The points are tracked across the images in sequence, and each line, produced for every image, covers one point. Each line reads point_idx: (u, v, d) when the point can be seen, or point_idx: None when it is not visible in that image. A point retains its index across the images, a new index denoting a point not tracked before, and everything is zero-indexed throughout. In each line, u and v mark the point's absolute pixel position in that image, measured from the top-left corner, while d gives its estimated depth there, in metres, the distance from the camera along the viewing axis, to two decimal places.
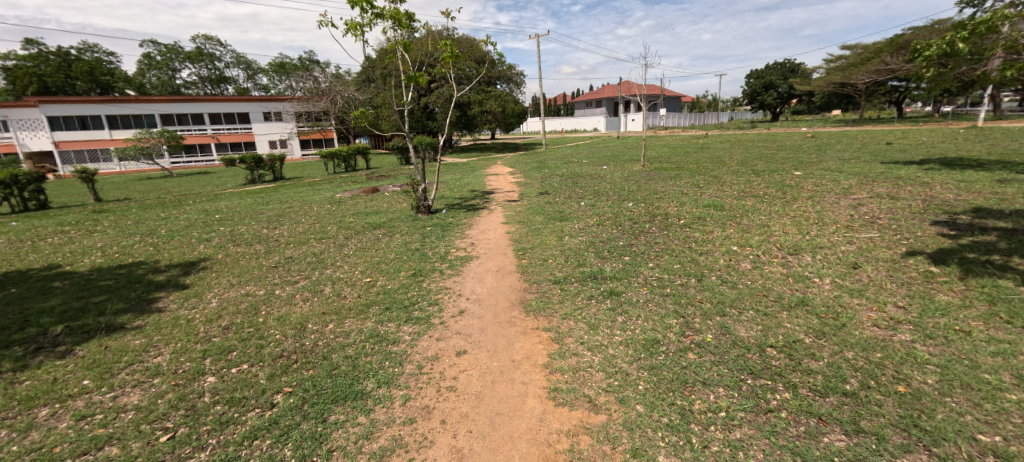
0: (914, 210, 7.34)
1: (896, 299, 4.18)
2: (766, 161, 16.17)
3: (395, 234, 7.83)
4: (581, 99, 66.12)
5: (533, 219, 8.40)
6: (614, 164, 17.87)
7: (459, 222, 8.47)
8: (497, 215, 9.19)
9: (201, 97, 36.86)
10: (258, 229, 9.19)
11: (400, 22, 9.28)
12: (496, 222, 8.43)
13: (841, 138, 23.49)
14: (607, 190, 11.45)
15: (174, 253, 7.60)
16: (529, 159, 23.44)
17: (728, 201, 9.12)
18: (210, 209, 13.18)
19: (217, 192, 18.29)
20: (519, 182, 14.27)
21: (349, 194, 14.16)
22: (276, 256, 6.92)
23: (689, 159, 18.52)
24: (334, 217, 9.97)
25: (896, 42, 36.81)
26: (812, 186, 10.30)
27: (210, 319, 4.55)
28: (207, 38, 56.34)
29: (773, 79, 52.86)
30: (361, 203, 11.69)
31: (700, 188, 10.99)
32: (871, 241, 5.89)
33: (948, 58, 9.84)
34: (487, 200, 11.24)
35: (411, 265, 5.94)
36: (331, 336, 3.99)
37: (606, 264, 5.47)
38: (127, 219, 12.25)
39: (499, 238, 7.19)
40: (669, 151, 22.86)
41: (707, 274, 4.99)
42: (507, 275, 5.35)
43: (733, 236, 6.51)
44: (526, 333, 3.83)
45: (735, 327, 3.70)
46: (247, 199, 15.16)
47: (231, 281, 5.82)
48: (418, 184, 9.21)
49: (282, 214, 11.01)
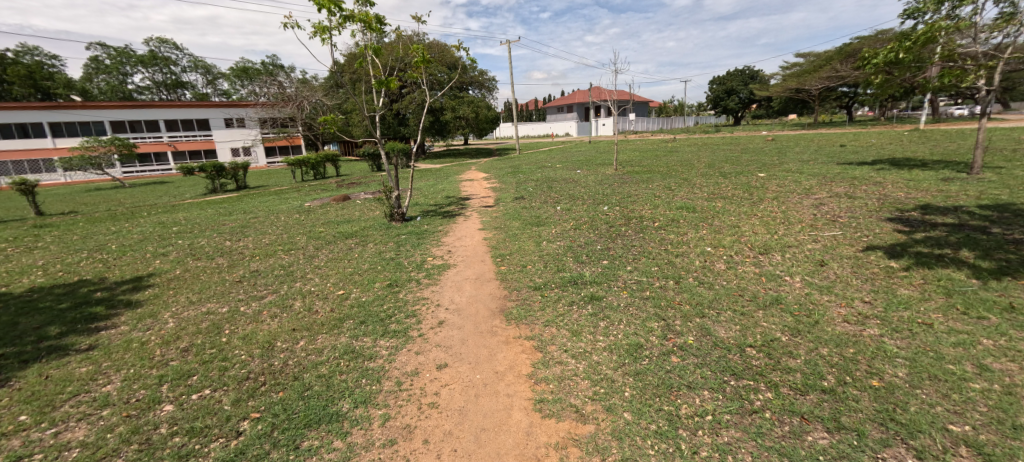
0: (870, 208, 7.76)
1: (862, 294, 4.34)
2: (732, 163, 16.77)
3: (368, 243, 7.62)
4: (553, 105, 67.11)
5: (510, 225, 8.34)
6: (588, 168, 18.11)
7: (434, 229, 8.31)
8: (473, 221, 9.08)
9: (155, 103, 35.21)
10: (221, 242, 8.74)
11: (371, 25, 9.08)
12: (473, 229, 8.31)
13: (800, 141, 24.76)
14: (582, 193, 11.54)
15: (126, 270, 7.11)
16: (503, 164, 23.48)
17: (699, 202, 9.38)
18: (166, 222, 12.47)
19: (174, 203, 17.34)
20: (494, 187, 14.27)
21: (317, 202, 13.71)
22: (241, 270, 6.58)
23: (660, 162, 18.99)
24: (303, 226, 9.62)
25: (844, 51, 39.47)
26: (776, 187, 10.74)
27: (167, 341, 4.23)
28: (160, 42, 53.88)
29: (734, 85, 55.41)
30: (331, 212, 11.31)
31: (672, 190, 11.27)
32: (835, 238, 6.14)
33: (892, 67, 10.54)
34: (462, 205, 11.13)
35: (386, 275, 5.76)
36: (302, 354, 3.77)
37: (585, 269, 5.45)
38: (73, 234, 11.39)
39: (477, 244, 7.12)
40: (640, 155, 23.46)
41: (684, 275, 5.05)
42: (486, 283, 5.25)
43: (706, 237, 6.67)
44: (508, 342, 3.74)
45: (715, 328, 3.74)
46: (208, 210, 14.42)
47: (190, 298, 5.45)
48: (392, 191, 9.01)
49: (247, 225, 10.51)
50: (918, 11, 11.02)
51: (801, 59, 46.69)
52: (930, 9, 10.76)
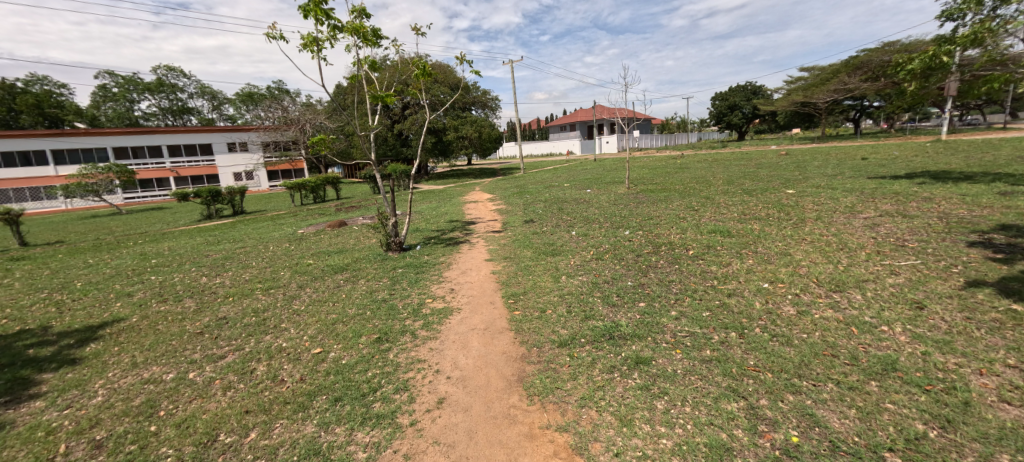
0: (939, 231, 6.72)
1: (1000, 354, 3.26)
2: (751, 179, 15.85)
3: (359, 279, 6.64)
4: (556, 124, 67.19)
5: (522, 254, 7.38)
6: (598, 187, 17.30)
7: (435, 261, 7.34)
8: (479, 250, 8.12)
9: (158, 128, 35.20)
10: (197, 278, 7.81)
11: (369, 39, 8.35)
12: (478, 260, 7.34)
13: (816, 154, 23.90)
14: (598, 215, 10.61)
15: (79, 316, 6.15)
16: (508, 185, 22.74)
17: (732, 224, 8.37)
18: (149, 253, 11.64)
19: (164, 231, 16.59)
20: (501, 210, 13.38)
21: (312, 229, 12.91)
22: (206, 317, 5.59)
23: (673, 180, 18.14)
24: (291, 258, 8.68)
25: (851, 63, 39.18)
26: (813, 205, 9.74)
27: (81, 430, 3.22)
28: (167, 68, 54.62)
29: (737, 101, 55.16)
30: (325, 240, 10.43)
31: (695, 210, 10.31)
32: (918, 270, 5.08)
33: (929, 72, 9.71)
34: (467, 231, 10.20)
35: (375, 324, 4.74)
36: (252, 456, 2.75)
37: (619, 315, 4.41)
38: (46, 268, 10.56)
39: (485, 279, 6.14)
40: (650, 171, 22.64)
41: (749, 325, 3.98)
42: (497, 337, 4.21)
43: (756, 269, 5.63)
44: (534, 438, 2.71)
45: (821, 415, 2.68)
46: (197, 238, 13.61)
47: (135, 359, 4.45)
48: (388, 218, 8.10)
49: (232, 256, 9.62)
50: (956, 12, 10.18)
51: (806, 73, 46.42)
52: (970, 10, 9.91)
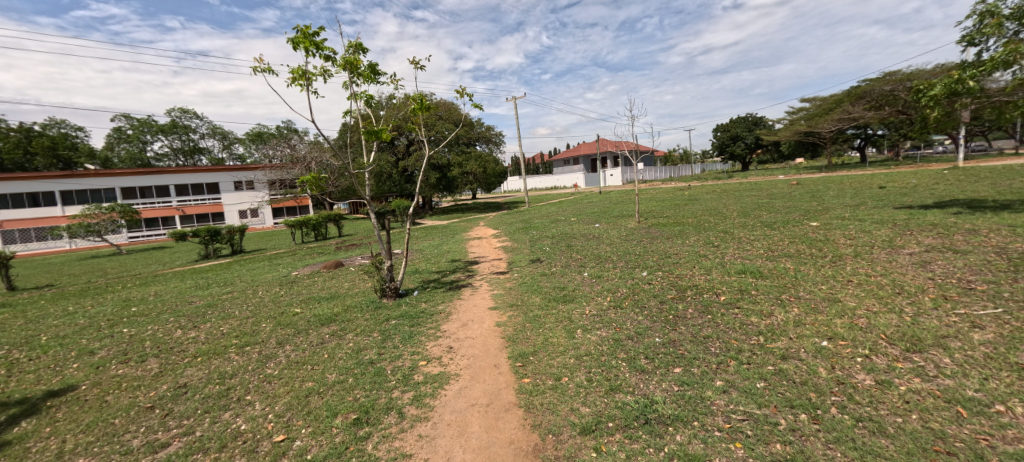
0: (1004, 270, 5.93)
1: None
2: (767, 211, 15.18)
3: (348, 333, 5.89)
4: (559, 158, 67.73)
5: (530, 301, 6.64)
6: (607, 221, 16.70)
7: (433, 310, 6.58)
8: (482, 295, 7.37)
9: (167, 168, 35.56)
10: (172, 330, 7.10)
11: (366, 75, 7.99)
12: (481, 308, 6.57)
13: (828, 183, 23.32)
14: (610, 253, 9.91)
15: (27, 380, 5.41)
16: (513, 219, 22.23)
17: (760, 263, 7.62)
18: (135, 298, 11.00)
19: (158, 273, 16.01)
20: (506, 247, 12.75)
21: (307, 270, 12.28)
22: (166, 384, 4.84)
23: (684, 212, 17.53)
24: (278, 306, 7.98)
25: (853, 93, 39.30)
26: (844, 239, 8.99)
27: None
28: (181, 111, 56.26)
29: (739, 132, 55.40)
30: (318, 284, 9.76)
31: (716, 246, 9.58)
32: (1005, 323, 4.28)
33: (954, 97, 9.21)
34: (471, 272, 9.52)
35: (359, 397, 3.96)
36: None
37: (653, 387, 3.61)
38: (23, 317, 9.92)
39: (490, 334, 5.36)
40: (659, 204, 22.10)
41: (821, 405, 3.18)
42: (503, 419, 3.42)
43: (805, 320, 4.83)
44: None
45: None
46: (188, 282, 12.99)
47: (65, 446, 3.67)
48: (382, 261, 7.41)
49: (217, 302, 8.94)
50: (977, 36, 9.74)
51: (807, 104, 46.69)
52: (992, 33, 9.44)
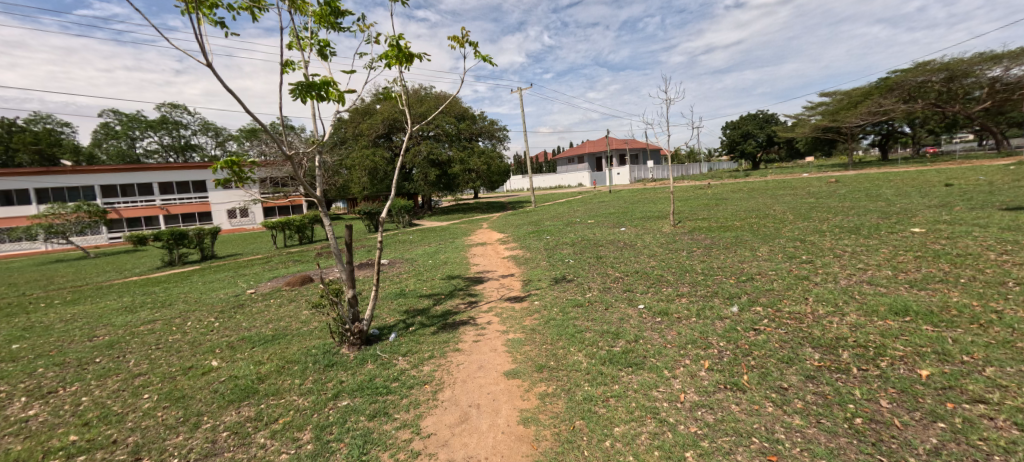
0: None
1: None
2: (826, 213, 12.59)
3: (267, 431, 3.41)
4: (563, 156, 65.21)
5: (570, 361, 4.16)
6: (631, 224, 14.23)
7: (419, 376, 4.11)
8: (493, 343, 4.88)
9: (149, 165, 33.22)
10: (17, 398, 4.63)
11: (319, 15, 5.63)
12: (493, 373, 4.08)
13: (873, 181, 20.67)
14: (659, 270, 7.46)
15: None
16: (520, 221, 19.79)
17: (906, 294, 5.12)
18: (45, 324, 8.58)
19: (105, 285, 13.59)
20: (517, 257, 10.32)
21: (269, 286, 9.88)
22: None
23: (718, 214, 15.02)
24: (194, 352, 5.50)
25: (884, 85, 36.30)
26: (992, 254, 6.48)
27: None
28: (172, 106, 53.85)
29: (750, 129, 52.71)
30: (271, 310, 7.34)
31: (802, 261, 7.15)
32: None
33: None
34: (474, 295, 7.10)
35: None
36: None
37: None
38: None
39: (513, 452, 2.92)
40: (684, 204, 19.58)
41: None
42: None
43: None
44: None
45: None
46: (126, 299, 10.54)
47: None
48: (340, 292, 4.86)
49: (125, 340, 6.49)
50: None
51: (827, 98, 43.94)
52: None
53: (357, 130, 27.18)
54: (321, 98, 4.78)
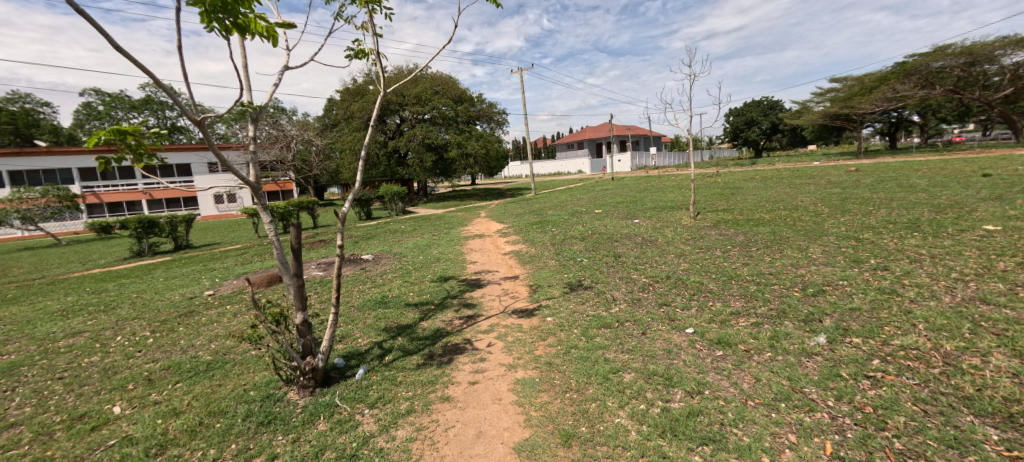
0: None
1: None
2: (863, 206, 11.17)
3: None
4: (563, 142, 63.45)
5: (611, 431, 2.85)
6: (644, 216, 12.84)
7: (394, 451, 2.83)
8: (500, 386, 3.57)
9: None
10: None
11: None
12: (503, 450, 2.80)
13: (897, 171, 19.20)
14: (696, 276, 6.13)
15: None
16: (522, 209, 18.40)
17: None
18: None
19: (61, 278, 12.22)
20: (521, 253, 8.99)
21: (231, 286, 8.48)
22: None
23: (737, 206, 13.60)
24: (98, 389, 4.16)
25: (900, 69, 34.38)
26: None
27: None
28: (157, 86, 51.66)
29: (754, 116, 50.99)
30: (225, 320, 6.03)
31: (876, 267, 5.81)
32: None
33: None
34: (472, 305, 5.78)
35: None
36: None
37: None
38: None
39: None
40: (695, 193, 18.14)
41: None
42: None
43: None
44: None
45: None
46: (71, 298, 9.17)
47: None
48: (280, 318, 3.47)
49: (34, 360, 5.17)
50: None
51: (838, 84, 42.15)
52: None
53: (348, 112, 25.54)
54: (235, 29, 3.25)
